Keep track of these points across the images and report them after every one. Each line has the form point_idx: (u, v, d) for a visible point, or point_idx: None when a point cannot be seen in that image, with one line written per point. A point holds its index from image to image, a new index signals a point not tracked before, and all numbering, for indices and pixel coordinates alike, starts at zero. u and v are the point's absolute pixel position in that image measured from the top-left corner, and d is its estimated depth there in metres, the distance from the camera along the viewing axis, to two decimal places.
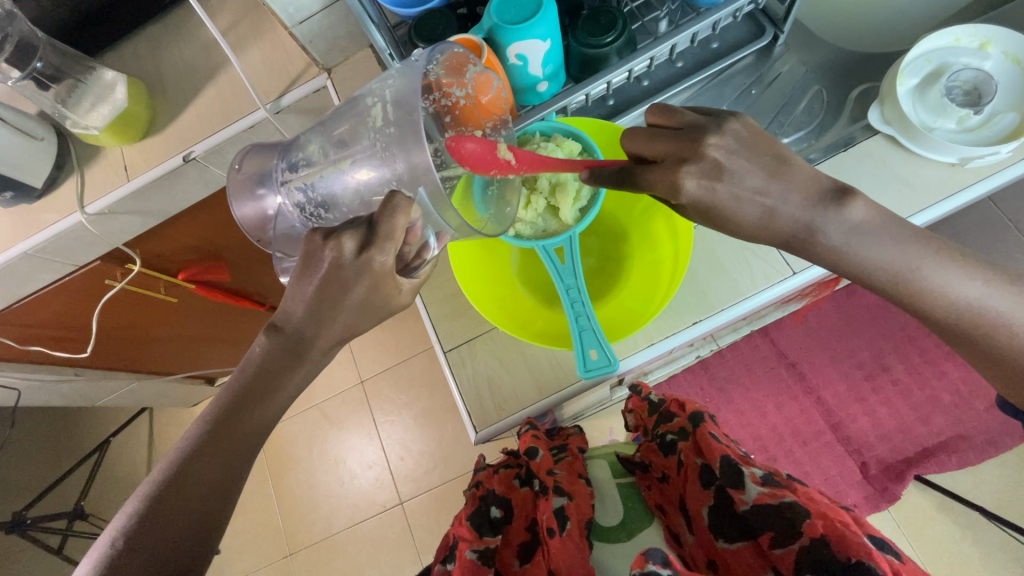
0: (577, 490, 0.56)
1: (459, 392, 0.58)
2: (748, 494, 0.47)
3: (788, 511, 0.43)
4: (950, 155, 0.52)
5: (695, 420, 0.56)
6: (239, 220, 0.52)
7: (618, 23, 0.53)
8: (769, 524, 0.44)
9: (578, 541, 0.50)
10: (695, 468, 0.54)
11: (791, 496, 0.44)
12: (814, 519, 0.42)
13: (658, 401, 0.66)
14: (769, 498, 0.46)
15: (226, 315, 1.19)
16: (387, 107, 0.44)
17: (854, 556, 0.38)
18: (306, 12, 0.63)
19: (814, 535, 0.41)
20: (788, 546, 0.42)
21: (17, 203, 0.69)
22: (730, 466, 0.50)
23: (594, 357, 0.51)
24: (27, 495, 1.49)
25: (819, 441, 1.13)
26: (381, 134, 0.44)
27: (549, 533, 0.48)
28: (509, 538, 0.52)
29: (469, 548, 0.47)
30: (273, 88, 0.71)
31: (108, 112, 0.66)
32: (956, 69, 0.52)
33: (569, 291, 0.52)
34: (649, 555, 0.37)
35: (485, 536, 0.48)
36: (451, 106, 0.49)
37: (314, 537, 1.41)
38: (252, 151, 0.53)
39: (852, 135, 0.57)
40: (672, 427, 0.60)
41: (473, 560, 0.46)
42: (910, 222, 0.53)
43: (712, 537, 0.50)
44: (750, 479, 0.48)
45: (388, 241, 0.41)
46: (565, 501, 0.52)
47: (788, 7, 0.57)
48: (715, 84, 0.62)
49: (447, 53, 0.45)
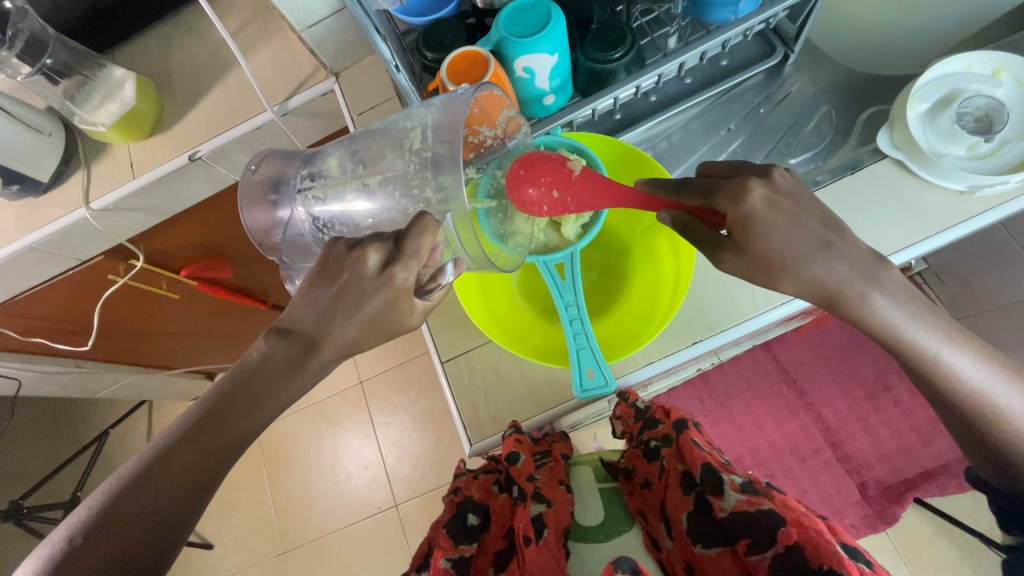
0: (556, 497, 0.53)
1: (454, 403, 0.58)
2: (727, 501, 0.44)
3: (766, 519, 0.41)
4: (960, 183, 0.52)
5: (678, 427, 0.53)
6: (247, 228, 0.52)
7: (627, 39, 0.52)
8: (746, 531, 0.42)
9: (555, 549, 0.47)
10: (676, 473, 0.51)
11: (769, 504, 0.42)
12: (789, 527, 0.40)
13: (645, 408, 0.58)
14: (746, 506, 0.43)
15: (228, 312, 1.19)
16: (426, 132, 0.46)
17: (828, 565, 0.36)
18: (315, 17, 0.63)
19: (789, 543, 0.39)
20: (762, 554, 0.40)
21: (23, 195, 0.69)
22: (711, 472, 0.47)
23: (591, 376, 0.50)
24: (25, 482, 1.50)
25: (818, 459, 1.12)
26: (417, 157, 0.46)
27: (523, 542, 0.45)
28: (485, 545, 0.50)
29: (444, 557, 0.44)
30: (280, 90, 0.71)
31: (115, 109, 0.66)
32: (967, 96, 0.52)
33: (568, 308, 0.52)
34: (618, 564, 0.37)
35: (461, 544, 0.46)
36: (478, 143, 0.51)
37: (307, 536, 1.41)
38: (273, 157, 0.53)
39: (860, 158, 0.56)
40: (655, 433, 0.55)
41: (447, 569, 0.43)
42: (916, 249, 0.52)
43: (690, 543, 0.47)
44: (729, 485, 0.45)
45: (412, 259, 0.41)
46: (544, 508, 0.49)
47: (799, 27, 0.56)
48: (723, 101, 0.62)
49: (484, 93, 0.46)
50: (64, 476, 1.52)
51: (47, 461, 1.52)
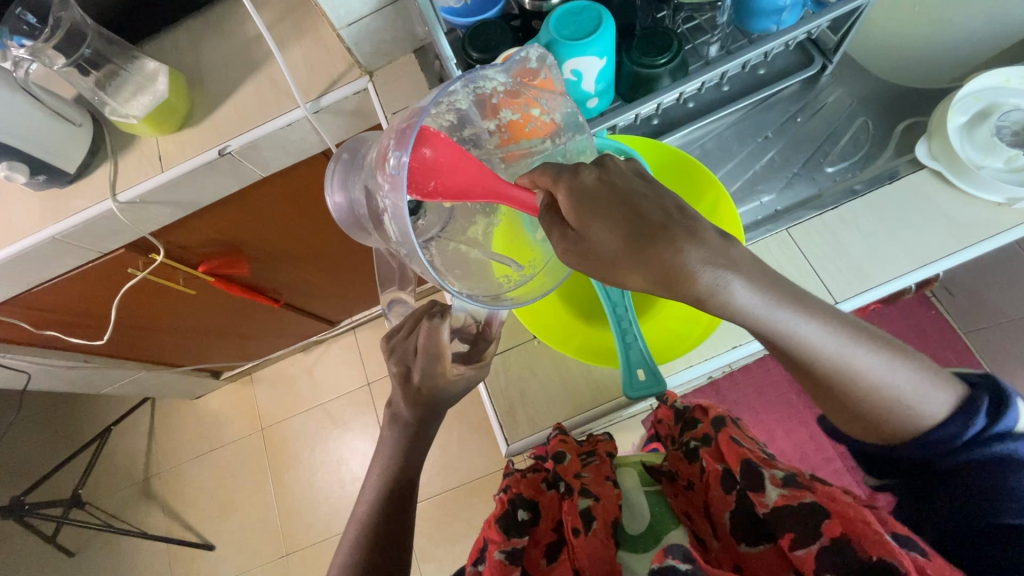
0: (604, 491, 0.52)
1: (492, 405, 0.62)
2: (768, 497, 0.45)
3: (811, 514, 0.41)
4: (998, 194, 0.55)
5: (717, 424, 0.54)
6: (340, 224, 0.57)
7: (672, 45, 0.53)
8: (791, 526, 0.42)
9: (604, 540, 0.48)
10: (715, 474, 0.50)
11: (811, 498, 0.42)
12: (833, 519, 0.41)
13: (682, 408, 0.60)
14: (789, 500, 0.43)
15: (240, 309, 1.17)
16: (392, 220, 0.44)
17: (875, 555, 0.37)
18: (356, 15, 0.59)
19: (834, 535, 0.40)
20: (809, 548, 0.40)
21: (49, 185, 0.68)
22: (751, 470, 0.47)
23: (642, 377, 0.53)
24: (27, 478, 1.49)
25: (828, 468, 1.12)
26: (399, 246, 0.45)
27: (572, 533, 0.48)
28: (536, 538, 0.50)
29: (498, 549, 0.46)
30: (314, 87, 0.68)
31: (148, 102, 0.65)
32: (1006, 110, 0.54)
33: (616, 308, 0.55)
34: (669, 551, 0.39)
35: (512, 537, 0.47)
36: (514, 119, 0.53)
37: (311, 538, 1.39)
38: (350, 144, 0.57)
39: (896, 169, 0.60)
40: (695, 433, 0.55)
41: (502, 560, 0.46)
42: (955, 257, 0.56)
43: (734, 542, 0.47)
44: (769, 480, 0.45)
45: (440, 352, 0.52)
46: (591, 502, 0.50)
47: (840, 38, 0.58)
48: (760, 109, 0.65)
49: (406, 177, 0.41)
50: (66, 473, 1.50)
51: (48, 457, 1.51)
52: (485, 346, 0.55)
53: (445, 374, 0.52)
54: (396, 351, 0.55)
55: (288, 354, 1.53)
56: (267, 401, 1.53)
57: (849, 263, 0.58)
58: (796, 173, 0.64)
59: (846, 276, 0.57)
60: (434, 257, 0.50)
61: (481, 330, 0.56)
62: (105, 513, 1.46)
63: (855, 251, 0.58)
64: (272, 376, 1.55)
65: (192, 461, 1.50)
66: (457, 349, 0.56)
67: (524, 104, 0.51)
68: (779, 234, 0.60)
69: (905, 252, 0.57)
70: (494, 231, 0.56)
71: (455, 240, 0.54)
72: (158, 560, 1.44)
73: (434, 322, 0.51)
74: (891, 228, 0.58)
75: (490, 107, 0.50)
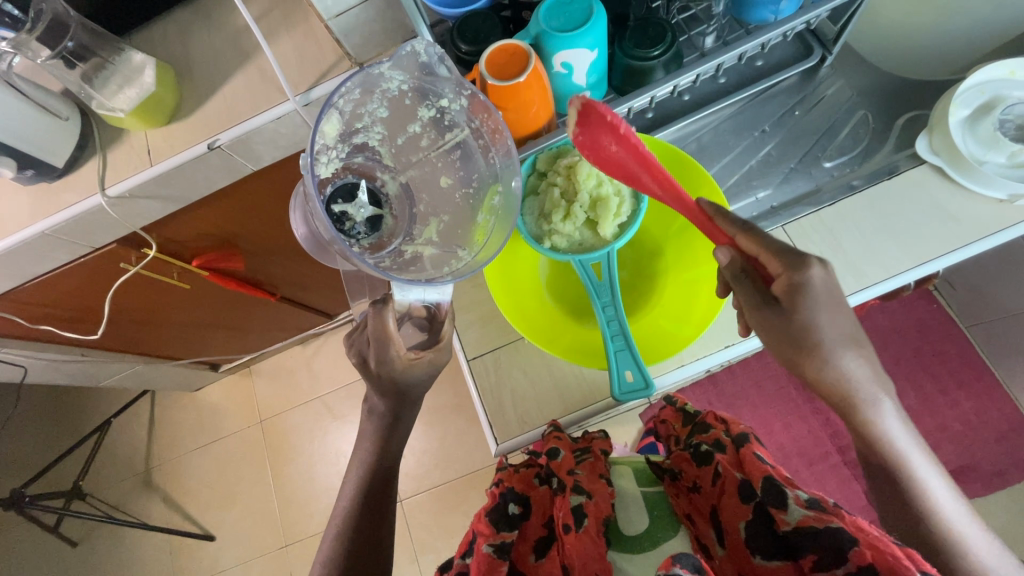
0: (597, 490, 0.52)
1: (481, 401, 0.62)
2: (791, 515, 0.44)
3: (836, 537, 0.40)
4: (1000, 191, 0.54)
5: (740, 438, 0.53)
6: (311, 253, 0.61)
7: (667, 37, 0.52)
8: (813, 548, 0.41)
9: (596, 537, 0.48)
10: (733, 481, 0.49)
11: (837, 522, 0.41)
12: (861, 547, 0.39)
13: (693, 412, 0.63)
14: (813, 521, 0.42)
15: (237, 301, 1.16)
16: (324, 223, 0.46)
17: None
18: (344, 6, 0.54)
19: (862, 563, 0.39)
20: (831, 570, 0.40)
21: (37, 181, 0.67)
22: (772, 484, 0.46)
23: (630, 378, 0.55)
24: (31, 469, 1.51)
25: (825, 462, 1.14)
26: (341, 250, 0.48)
27: (563, 529, 0.48)
28: (526, 533, 0.51)
29: (486, 543, 0.48)
30: (303, 79, 0.66)
31: (134, 95, 0.63)
32: (1010, 103, 0.53)
33: (605, 308, 0.56)
34: (676, 559, 0.38)
35: (501, 530, 0.49)
36: (445, 110, 0.54)
37: (310, 530, 1.40)
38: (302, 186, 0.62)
39: (896, 163, 0.59)
40: (706, 437, 0.56)
41: (489, 554, 0.47)
42: (953, 256, 0.56)
43: (746, 552, 0.46)
44: (793, 499, 0.44)
45: (389, 340, 0.54)
46: (583, 499, 0.51)
47: (840, 30, 0.57)
48: (758, 101, 0.64)
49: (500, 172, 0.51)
50: (69, 464, 1.52)
51: (49, 450, 1.52)
52: (440, 325, 0.58)
53: (399, 356, 0.54)
54: (355, 342, 0.59)
55: (285, 347, 1.53)
56: (266, 393, 1.53)
57: (847, 262, 0.57)
58: (794, 168, 0.62)
59: (842, 275, 0.57)
60: (389, 265, 0.53)
61: (433, 313, 0.58)
62: (107, 505, 1.48)
63: (852, 249, 0.57)
64: (271, 368, 1.55)
65: (193, 453, 1.51)
66: (417, 337, 0.59)
67: (432, 99, 0.53)
68: (774, 232, 0.60)
69: (903, 248, 0.56)
70: (474, 226, 0.57)
71: (412, 242, 0.57)
72: (159, 551, 1.45)
73: (377, 308, 0.55)
74: (886, 224, 0.57)
75: (410, 110, 0.55)
